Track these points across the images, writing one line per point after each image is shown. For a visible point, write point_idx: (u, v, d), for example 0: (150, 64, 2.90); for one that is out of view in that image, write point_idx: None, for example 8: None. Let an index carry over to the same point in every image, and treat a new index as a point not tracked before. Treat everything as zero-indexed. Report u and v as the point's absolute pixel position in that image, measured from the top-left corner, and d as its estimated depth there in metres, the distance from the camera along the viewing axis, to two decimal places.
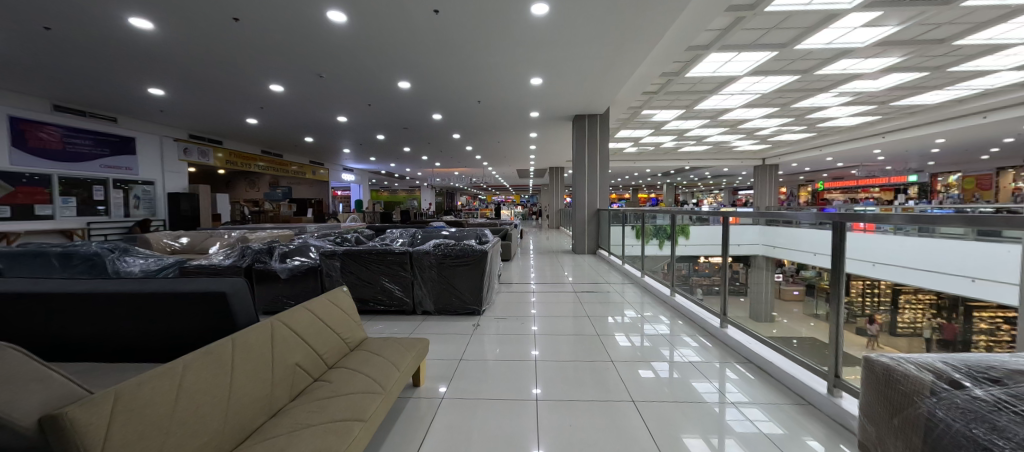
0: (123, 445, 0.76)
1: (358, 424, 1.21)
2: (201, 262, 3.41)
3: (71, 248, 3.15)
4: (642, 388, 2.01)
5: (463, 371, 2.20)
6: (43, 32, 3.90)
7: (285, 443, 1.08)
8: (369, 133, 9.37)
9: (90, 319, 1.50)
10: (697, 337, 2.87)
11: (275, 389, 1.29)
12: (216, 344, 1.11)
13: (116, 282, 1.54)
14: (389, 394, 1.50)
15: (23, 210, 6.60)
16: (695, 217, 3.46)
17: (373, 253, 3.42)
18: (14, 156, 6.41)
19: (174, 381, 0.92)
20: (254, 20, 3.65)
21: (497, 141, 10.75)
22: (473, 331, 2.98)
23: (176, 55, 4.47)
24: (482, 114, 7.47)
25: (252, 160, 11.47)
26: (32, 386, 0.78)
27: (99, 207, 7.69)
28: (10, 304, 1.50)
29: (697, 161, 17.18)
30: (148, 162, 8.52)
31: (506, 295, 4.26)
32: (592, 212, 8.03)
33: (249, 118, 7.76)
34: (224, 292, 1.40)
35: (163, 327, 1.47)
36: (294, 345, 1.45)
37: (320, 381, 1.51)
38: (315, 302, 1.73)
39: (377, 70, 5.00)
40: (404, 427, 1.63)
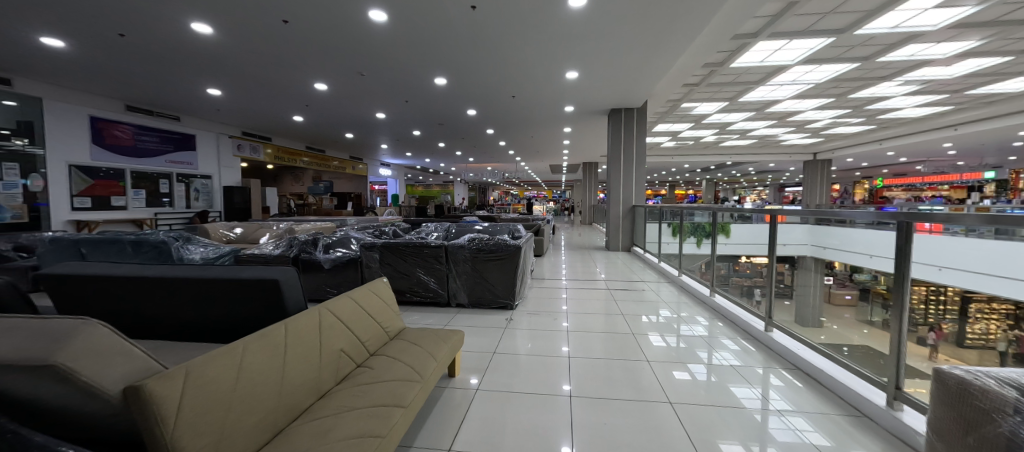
0: (193, 416, 0.85)
1: (398, 410, 1.25)
2: (253, 251, 3.66)
3: (142, 236, 3.50)
4: (677, 389, 1.95)
5: (497, 365, 2.21)
6: (119, 39, 4.27)
7: (331, 424, 1.14)
8: (405, 129, 9.64)
9: (160, 301, 1.63)
10: (738, 340, 2.73)
11: (322, 372, 1.36)
12: (271, 328, 1.19)
13: (184, 268, 1.65)
14: (427, 383, 1.53)
15: (101, 201, 7.22)
16: (739, 215, 3.34)
17: (411, 246, 3.50)
18: (95, 151, 7.09)
19: (236, 360, 1.01)
20: (301, 21, 3.81)
21: (531, 136, 10.74)
22: (506, 325, 3.00)
23: (229, 56, 4.75)
24: (516, 109, 7.45)
25: (298, 156, 12.12)
26: (116, 361, 0.89)
27: (164, 199, 8.36)
28: (97, 285, 1.65)
29: (739, 157, 16.37)
30: (206, 158, 9.18)
31: (539, 291, 4.25)
32: (627, 209, 7.86)
33: (295, 116, 8.20)
34: (277, 279, 1.47)
35: (222, 310, 1.57)
36: (343, 331, 1.54)
37: (363, 367, 1.57)
38: (358, 292, 1.80)
39: (418, 68, 5.11)
40: (440, 416, 1.66)
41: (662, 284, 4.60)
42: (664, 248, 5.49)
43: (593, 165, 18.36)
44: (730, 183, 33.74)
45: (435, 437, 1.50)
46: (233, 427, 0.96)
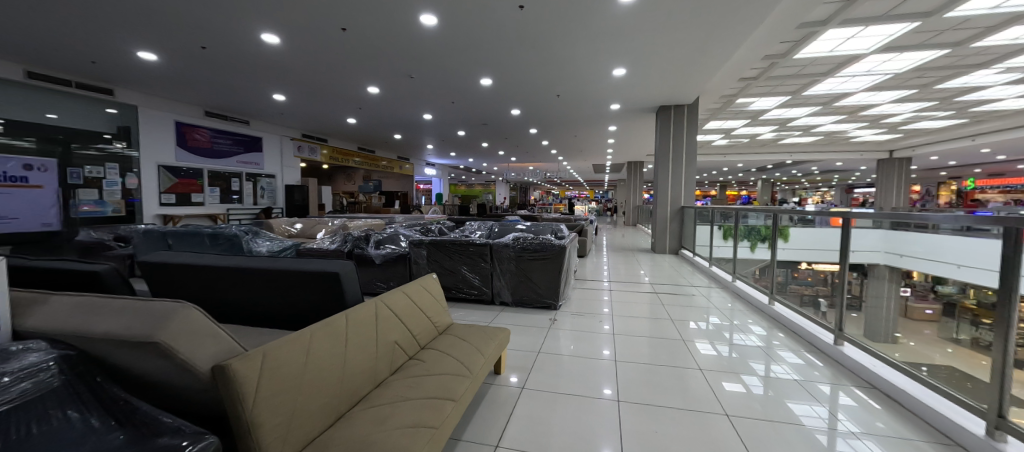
0: (268, 396, 0.94)
1: (449, 403, 1.29)
2: (314, 245, 3.94)
3: (218, 230, 3.86)
4: (731, 400, 1.85)
5: (541, 365, 2.21)
6: (201, 52, 4.74)
7: (387, 414, 1.20)
8: (450, 130, 9.91)
9: (239, 289, 1.77)
10: (801, 353, 2.51)
11: (379, 362, 1.43)
12: (334, 317, 1.28)
13: (258, 260, 1.77)
14: (475, 378, 1.56)
15: (183, 197, 7.94)
16: (800, 218, 3.11)
17: (456, 244, 3.59)
18: (181, 154, 7.86)
19: (305, 347, 1.10)
20: (358, 28, 4.02)
21: (574, 136, 10.65)
22: (550, 325, 2.99)
23: (293, 64, 5.12)
24: (561, 108, 7.43)
25: (351, 156, 12.83)
26: (205, 342, 0.99)
27: (234, 197, 9.08)
28: (181, 272, 1.82)
29: (800, 155, 15.25)
30: (271, 158, 9.96)
31: (582, 292, 4.20)
32: (675, 211, 7.64)
33: (348, 118, 8.69)
34: (337, 272, 1.55)
35: (290, 300, 1.69)
36: (397, 324, 1.60)
37: (415, 359, 1.63)
38: (410, 287, 1.86)
39: (467, 69, 5.25)
40: (487, 411, 1.69)
41: (713, 289, 4.37)
42: (716, 252, 5.23)
43: (637, 164, 17.85)
44: (787, 184, 31.48)
45: (482, 431, 1.53)
46: (300, 408, 1.05)
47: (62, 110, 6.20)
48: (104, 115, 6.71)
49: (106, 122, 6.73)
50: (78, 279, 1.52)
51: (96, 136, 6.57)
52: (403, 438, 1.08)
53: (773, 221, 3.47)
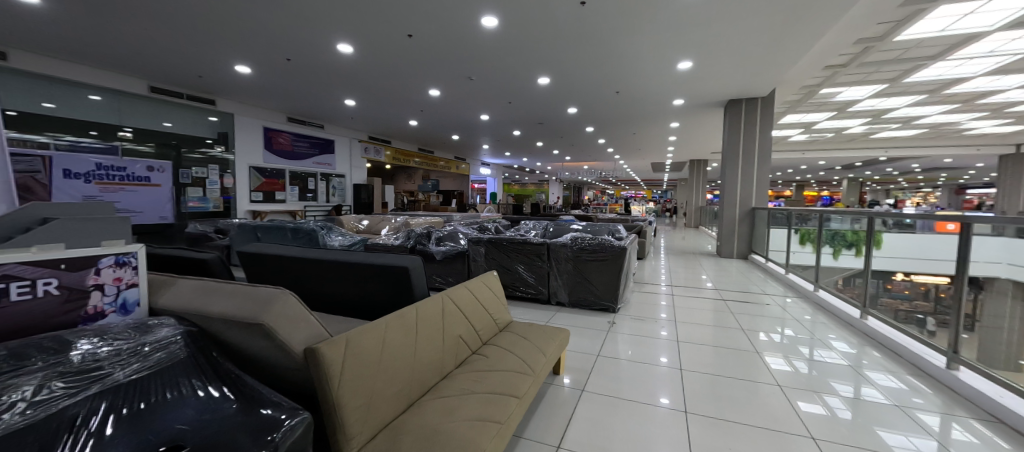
0: (351, 379, 1.03)
1: (513, 400, 1.34)
2: (381, 241, 4.19)
3: (299, 225, 4.27)
4: (813, 423, 1.68)
5: (602, 368, 2.17)
6: (286, 63, 5.25)
7: (454, 405, 1.27)
8: (506, 130, 10.06)
9: (321, 280, 1.94)
10: (899, 375, 2.21)
11: (444, 355, 1.52)
12: (405, 310, 1.38)
13: (333, 253, 1.92)
14: (537, 377, 1.59)
15: (269, 195, 8.81)
16: (896, 223, 2.77)
17: (514, 243, 3.62)
18: (267, 156, 8.73)
19: (380, 337, 1.18)
20: (422, 34, 4.21)
21: (634, 134, 10.33)
22: (608, 328, 2.93)
23: (363, 71, 5.49)
24: (620, 105, 7.25)
25: (411, 157, 13.52)
26: (300, 326, 1.10)
27: (310, 195, 9.94)
28: (271, 262, 2.03)
29: (897, 149, 13.49)
30: (341, 159, 10.78)
31: (641, 296, 4.08)
32: (745, 212, 7.19)
33: (410, 121, 9.16)
34: (406, 267, 1.65)
35: (360, 291, 1.83)
36: (460, 319, 1.68)
37: (477, 354, 1.71)
38: (473, 283, 1.95)
39: (527, 70, 5.32)
40: (547, 410, 1.70)
41: (788, 299, 4.00)
42: (793, 258, 4.81)
43: (701, 162, 16.81)
44: (877, 183, 27.87)
45: (543, 430, 1.54)
46: (378, 393, 1.15)
47: (176, 119, 7.18)
48: (207, 122, 7.65)
49: (210, 129, 7.68)
50: (189, 265, 1.76)
51: (200, 141, 7.54)
52: (471, 431, 1.14)
53: (865, 225, 3.10)
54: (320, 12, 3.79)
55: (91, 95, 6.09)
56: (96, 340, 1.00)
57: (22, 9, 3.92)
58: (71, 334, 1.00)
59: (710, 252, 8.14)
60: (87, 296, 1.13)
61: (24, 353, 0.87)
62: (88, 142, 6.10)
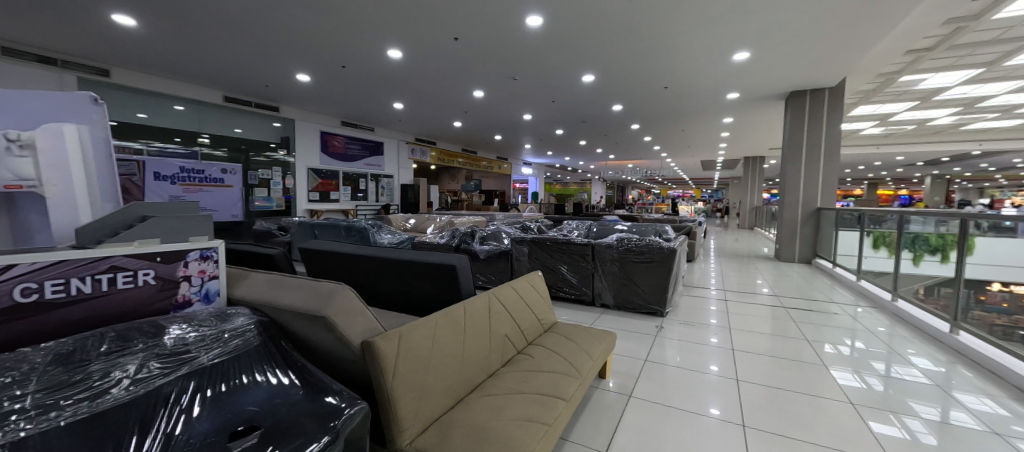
0: (405, 370, 1.13)
1: (560, 402, 1.38)
2: (427, 239, 4.34)
3: (351, 223, 4.69)
4: (890, 445, 1.53)
5: (649, 373, 2.13)
6: (341, 70, 5.58)
7: (501, 403, 1.33)
8: (548, 129, 10.03)
9: (375, 277, 2.07)
10: (996, 399, 1.95)
11: (490, 354, 1.60)
12: (454, 308, 1.46)
13: (385, 250, 2.02)
14: (584, 378, 1.64)
15: (324, 195, 9.42)
16: (992, 225, 2.48)
17: (557, 243, 3.64)
18: (323, 158, 9.32)
19: (431, 332, 1.27)
20: (468, 36, 4.29)
21: (682, 130, 9.92)
22: (654, 332, 2.87)
23: (410, 74, 5.70)
24: (669, 101, 6.98)
25: (455, 157, 13.85)
26: (358, 320, 1.18)
27: (361, 195, 10.48)
28: (328, 258, 2.17)
29: (999, 141, 11.74)
30: (390, 161, 11.27)
31: (690, 300, 3.93)
32: (809, 213, 6.67)
33: (454, 122, 9.39)
34: (454, 265, 1.73)
35: (411, 287, 1.94)
36: (506, 319, 1.77)
37: (522, 354, 1.79)
38: (518, 284, 2.05)
39: (571, 68, 5.26)
40: (594, 413, 1.71)
41: (859, 308, 3.67)
42: (865, 263, 4.42)
43: (757, 158, 15.71)
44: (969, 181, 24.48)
45: (590, 434, 1.55)
46: (429, 385, 1.24)
47: (245, 125, 7.83)
48: (271, 128, 8.29)
49: (274, 134, 8.32)
50: (257, 259, 1.94)
51: (265, 146, 8.19)
52: (518, 430, 1.17)
53: (955, 228, 2.79)
54: (373, 20, 3.97)
55: (176, 105, 6.77)
56: (186, 325, 1.10)
57: (123, 32, 4.47)
58: (165, 320, 1.09)
59: (769, 256, 7.64)
60: (178, 286, 1.27)
61: (131, 334, 0.99)
62: (173, 147, 6.82)
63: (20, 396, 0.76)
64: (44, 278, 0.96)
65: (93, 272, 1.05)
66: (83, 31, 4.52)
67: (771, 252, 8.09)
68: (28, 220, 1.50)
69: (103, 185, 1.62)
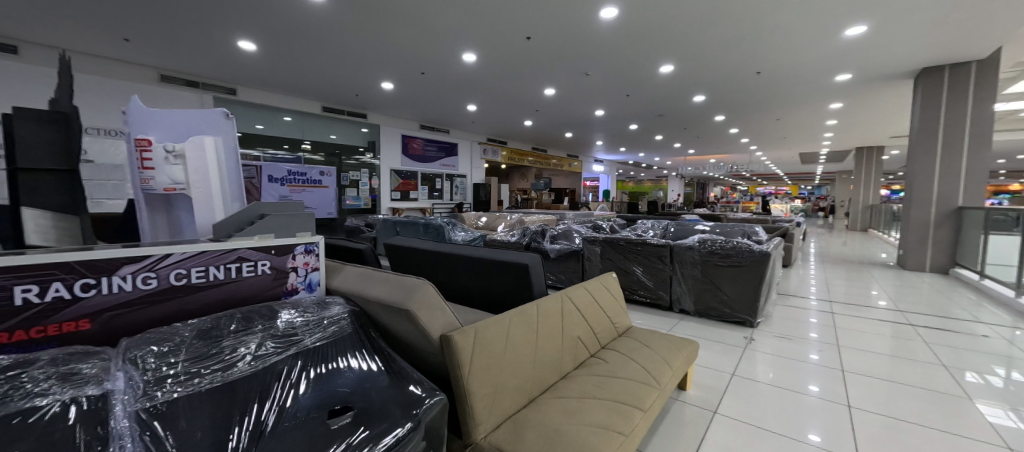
0: (479, 365, 1.20)
1: (638, 412, 1.35)
2: (500, 238, 4.62)
3: (428, 222, 5.14)
4: None
5: (736, 390, 2.14)
6: (420, 76, 5.95)
7: (574, 406, 1.35)
8: (622, 124, 9.69)
9: (452, 272, 2.20)
10: None
11: (563, 356, 1.65)
12: (527, 307, 1.53)
13: (464, 249, 2.13)
14: (662, 390, 1.60)
15: (404, 194, 10.17)
16: None
17: (631, 243, 3.78)
18: (404, 160, 10.06)
19: (505, 331, 1.35)
20: (541, 34, 4.29)
21: (777, 120, 8.93)
22: (744, 345, 2.79)
23: (482, 76, 5.88)
24: (764, 89, 6.32)
25: (525, 156, 13.99)
26: (438, 314, 1.26)
27: (437, 194, 11.09)
28: (412, 255, 2.36)
29: None
30: (463, 160, 11.78)
31: (784, 310, 3.64)
32: (948, 213, 5.68)
33: (525, 120, 9.51)
34: (527, 264, 1.79)
35: (485, 284, 2.04)
36: (578, 321, 1.82)
37: (595, 357, 1.83)
38: (591, 285, 2.09)
39: (649, 59, 5.01)
40: (675, 425, 1.79)
41: (1017, 330, 3.05)
42: None
43: (875, 148, 13.40)
44: None
45: (672, 444, 1.64)
46: (504, 382, 1.31)
47: (339, 132, 8.73)
48: (360, 133, 9.14)
49: (362, 139, 9.17)
50: (351, 254, 2.18)
51: (355, 150, 9.08)
52: (592, 436, 1.17)
53: None
54: (450, 29, 4.20)
55: (285, 116, 7.78)
56: (294, 311, 1.28)
57: (246, 57, 5.26)
58: (279, 306, 1.30)
59: (893, 264, 6.57)
60: (288, 275, 1.46)
61: (252, 317, 1.18)
62: (282, 154, 7.84)
63: (174, 362, 0.94)
64: (190, 265, 1.18)
65: (225, 261, 1.27)
66: (216, 58, 5.37)
67: (895, 260, 6.95)
68: (180, 219, 1.81)
69: (230, 189, 1.88)
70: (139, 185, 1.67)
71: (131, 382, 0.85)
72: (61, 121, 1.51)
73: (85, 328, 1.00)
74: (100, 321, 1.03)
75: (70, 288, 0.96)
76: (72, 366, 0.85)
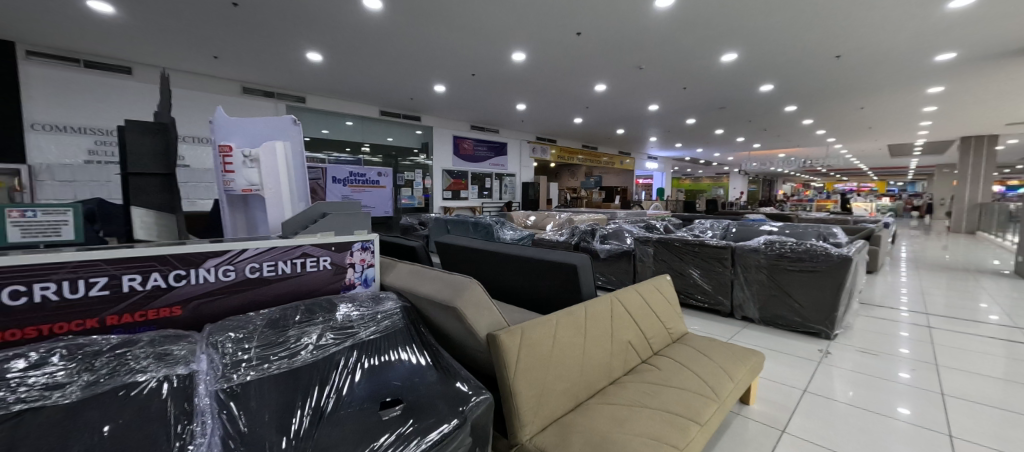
0: (525, 365, 1.21)
1: (694, 426, 1.27)
2: (550, 237, 4.69)
3: (476, 220, 5.30)
4: None
5: (808, 408, 1.95)
6: (472, 77, 6.10)
7: (625, 413, 1.31)
8: (678, 118, 9.29)
9: (499, 271, 2.24)
10: None
11: (612, 360, 1.61)
12: (575, 309, 1.52)
13: (512, 248, 2.16)
14: (720, 403, 1.49)
15: (456, 193, 10.51)
16: None
17: (687, 245, 3.63)
18: (456, 161, 10.41)
19: (552, 332, 1.35)
20: (591, 28, 4.22)
21: (860, 109, 8.04)
22: (819, 358, 2.56)
23: (530, 74, 5.92)
24: (846, 74, 5.74)
25: (575, 154, 13.83)
26: (484, 313, 1.29)
27: (487, 193, 11.34)
28: (462, 253, 2.43)
29: None
30: (513, 160, 11.92)
31: (866, 322, 3.28)
32: None
33: (575, 118, 9.43)
34: (576, 264, 1.76)
35: (532, 284, 2.05)
36: (629, 324, 1.76)
37: (647, 363, 1.76)
38: (643, 288, 2.01)
39: (710, 47, 4.75)
40: (736, 443, 1.67)
41: None
42: None
43: (986, 137, 11.55)
44: None
45: None
46: (551, 383, 1.30)
47: (395, 135, 9.25)
48: (414, 135, 9.62)
49: (416, 140, 9.65)
50: (404, 252, 2.28)
51: (409, 151, 9.56)
52: (644, 447, 1.13)
53: None
54: (501, 29, 4.27)
55: (347, 121, 8.34)
56: (350, 305, 1.35)
57: (313, 67, 5.72)
58: (336, 299, 1.37)
59: (1011, 273, 5.63)
60: (345, 271, 1.55)
61: (314, 309, 1.27)
62: (345, 156, 8.41)
63: (247, 348, 1.03)
64: (262, 260, 1.30)
65: (292, 257, 1.38)
66: (288, 70, 5.89)
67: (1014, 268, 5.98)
68: (257, 216, 1.99)
69: (298, 189, 2.03)
70: (223, 186, 1.87)
71: (213, 365, 0.95)
72: (162, 130, 1.72)
73: (177, 315, 1.15)
74: (189, 308, 1.17)
75: (166, 278, 1.10)
76: (165, 347, 0.96)
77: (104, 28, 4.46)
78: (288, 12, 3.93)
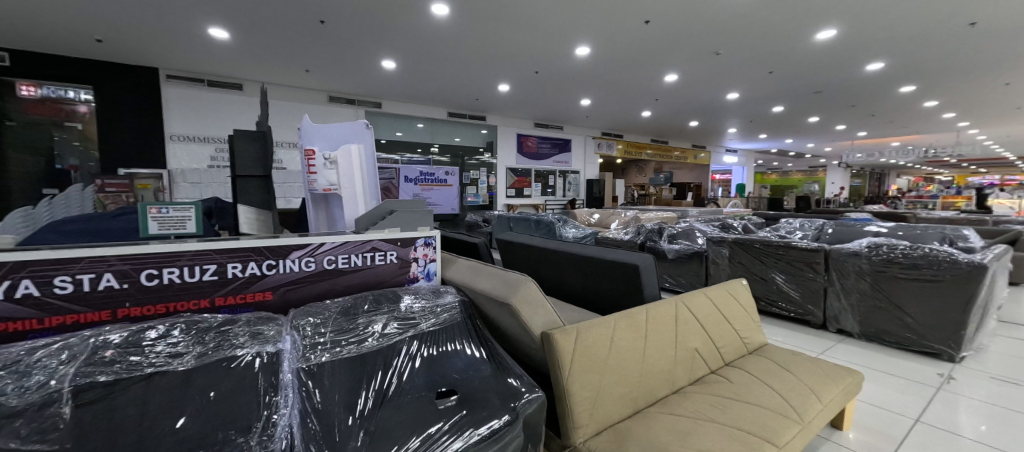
0: (580, 365, 1.20)
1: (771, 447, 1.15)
2: (614, 235, 4.59)
3: (539, 217, 5.36)
4: None
5: (921, 442, 1.67)
6: (534, 75, 6.15)
7: (689, 425, 1.23)
8: (764, 106, 8.46)
9: (559, 271, 2.23)
10: None
11: (676, 368, 1.52)
12: (635, 311, 1.46)
13: (574, 246, 2.13)
14: (805, 426, 1.33)
15: (519, 191, 10.68)
16: None
17: (769, 247, 3.32)
18: (520, 159, 10.56)
19: (609, 335, 1.31)
20: (660, 15, 4.01)
21: (1009, 85, 6.60)
22: (936, 384, 2.18)
23: (594, 68, 5.80)
24: (991, 44, 4.77)
25: (643, 149, 13.31)
26: (539, 311, 1.30)
27: (550, 190, 11.35)
28: (524, 251, 2.46)
29: None
30: (577, 157, 11.74)
31: (1009, 345, 2.71)
32: None
33: (644, 111, 9.03)
34: (638, 265, 1.69)
35: (592, 284, 2.01)
36: (696, 332, 1.65)
37: (715, 375, 1.63)
38: (714, 293, 1.87)
39: (806, 24, 4.24)
40: None
41: None
42: None
43: None
44: None
45: None
46: (608, 386, 1.27)
47: (461, 135, 9.67)
48: (479, 134, 9.98)
49: (481, 139, 9.99)
50: (468, 249, 2.37)
51: (475, 150, 9.94)
52: None
53: None
54: (566, 24, 4.25)
55: (418, 124, 8.94)
56: (413, 296, 1.42)
57: (386, 74, 6.17)
58: (400, 291, 1.45)
59: None
60: (410, 265, 1.62)
61: (381, 299, 1.35)
62: (416, 157, 8.98)
63: (323, 332, 1.12)
64: (338, 253, 1.43)
65: (363, 250, 1.49)
66: (365, 78, 6.41)
67: None
68: (335, 213, 2.22)
69: (369, 188, 2.18)
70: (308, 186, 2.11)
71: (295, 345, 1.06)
72: (262, 137, 1.97)
73: (268, 299, 1.31)
74: (278, 293, 1.33)
75: (261, 266, 1.27)
76: (258, 327, 1.09)
77: (218, 51, 5.24)
78: (372, 25, 4.31)
